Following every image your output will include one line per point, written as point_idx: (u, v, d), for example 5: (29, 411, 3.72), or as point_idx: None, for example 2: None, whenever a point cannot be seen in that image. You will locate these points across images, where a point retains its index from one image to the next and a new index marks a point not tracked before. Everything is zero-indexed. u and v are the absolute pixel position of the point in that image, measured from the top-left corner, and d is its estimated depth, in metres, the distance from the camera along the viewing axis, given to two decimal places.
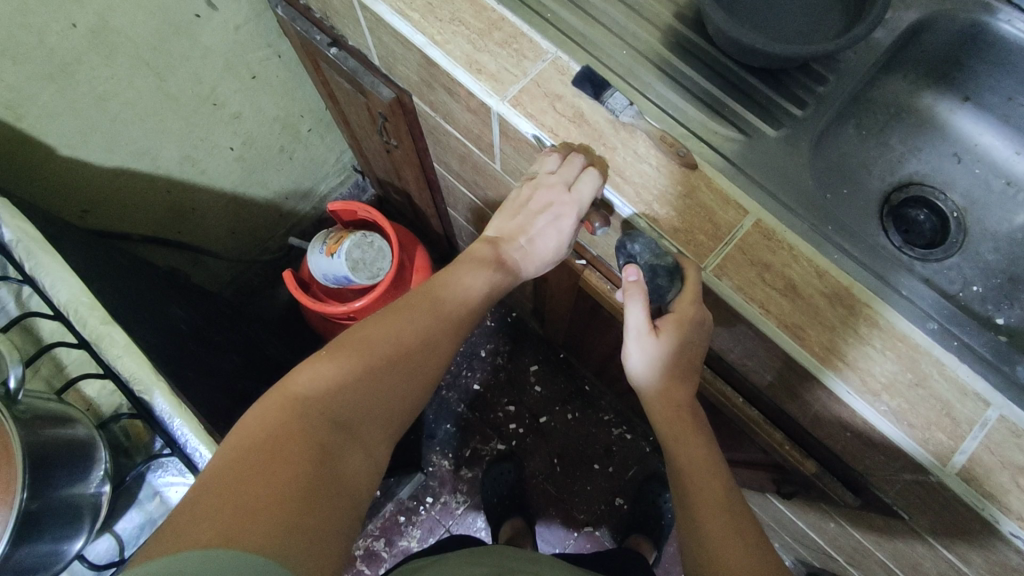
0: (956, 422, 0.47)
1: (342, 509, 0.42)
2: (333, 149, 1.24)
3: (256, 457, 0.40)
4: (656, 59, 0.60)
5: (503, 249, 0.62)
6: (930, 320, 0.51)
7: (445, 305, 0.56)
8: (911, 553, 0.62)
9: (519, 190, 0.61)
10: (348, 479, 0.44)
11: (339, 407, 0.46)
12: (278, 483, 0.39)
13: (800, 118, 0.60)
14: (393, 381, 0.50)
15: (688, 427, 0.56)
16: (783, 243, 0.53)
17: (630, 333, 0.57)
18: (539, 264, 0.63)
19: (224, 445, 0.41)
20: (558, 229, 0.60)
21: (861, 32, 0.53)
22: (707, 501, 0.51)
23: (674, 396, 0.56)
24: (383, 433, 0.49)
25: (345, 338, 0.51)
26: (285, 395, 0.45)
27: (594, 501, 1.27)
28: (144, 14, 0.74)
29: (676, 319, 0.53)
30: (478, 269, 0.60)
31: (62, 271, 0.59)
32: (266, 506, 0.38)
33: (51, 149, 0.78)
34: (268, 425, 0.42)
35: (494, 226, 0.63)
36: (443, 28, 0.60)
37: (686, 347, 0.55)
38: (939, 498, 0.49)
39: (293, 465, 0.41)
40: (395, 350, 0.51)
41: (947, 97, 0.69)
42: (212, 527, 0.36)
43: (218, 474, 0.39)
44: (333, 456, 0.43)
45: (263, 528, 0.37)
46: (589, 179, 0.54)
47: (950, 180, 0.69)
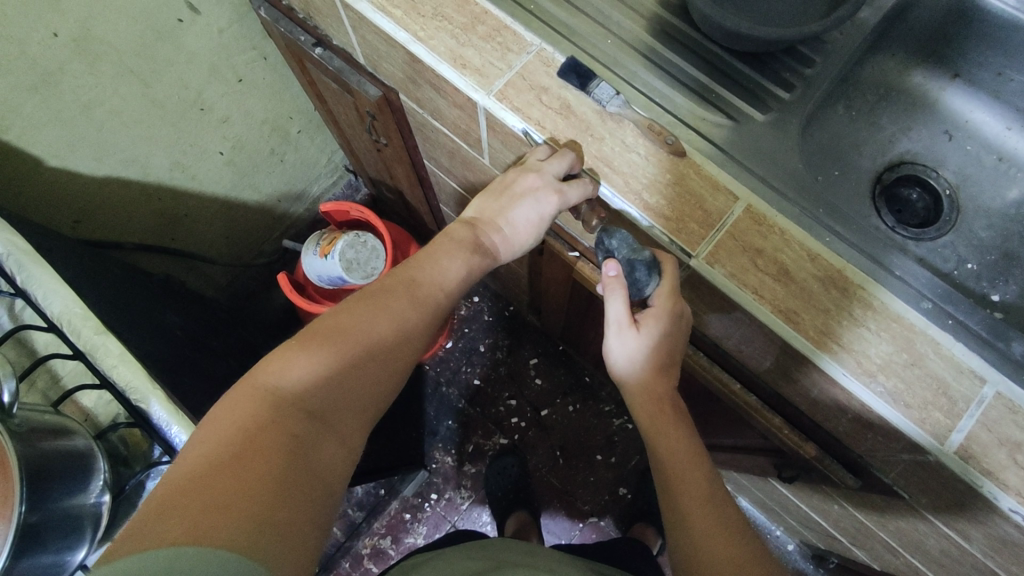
0: (953, 401, 0.47)
1: (315, 500, 0.43)
2: (324, 150, 1.24)
3: (226, 451, 0.40)
4: (641, 47, 0.60)
5: (481, 232, 0.62)
6: (925, 299, 0.51)
7: (422, 289, 0.57)
8: (914, 532, 0.63)
9: (507, 174, 0.60)
10: (323, 469, 0.45)
11: (312, 397, 0.46)
12: (249, 476, 0.39)
13: (788, 101, 0.60)
14: (368, 369, 0.50)
15: (670, 420, 0.56)
16: (774, 228, 0.53)
17: (612, 329, 0.58)
18: (514, 249, 0.64)
19: (193, 438, 0.41)
20: (539, 218, 0.60)
21: (847, 12, 0.53)
22: (691, 494, 0.52)
23: (656, 390, 0.57)
24: (359, 420, 0.49)
25: (316, 326, 0.50)
26: (256, 386, 0.45)
27: (598, 492, 1.28)
28: (126, 20, 0.74)
29: (654, 313, 0.55)
30: (456, 252, 0.60)
31: (53, 283, 0.58)
32: (238, 500, 0.38)
33: (38, 161, 0.77)
34: (238, 418, 0.43)
35: (475, 207, 0.63)
36: (426, 23, 0.60)
37: (671, 343, 0.56)
38: (938, 477, 0.49)
39: (264, 459, 0.41)
40: (370, 338, 0.51)
41: (937, 75, 0.69)
42: (181, 523, 0.36)
43: (187, 469, 0.39)
44: (306, 447, 0.44)
45: (232, 523, 0.37)
46: (581, 182, 0.55)
47: (942, 157, 0.69)
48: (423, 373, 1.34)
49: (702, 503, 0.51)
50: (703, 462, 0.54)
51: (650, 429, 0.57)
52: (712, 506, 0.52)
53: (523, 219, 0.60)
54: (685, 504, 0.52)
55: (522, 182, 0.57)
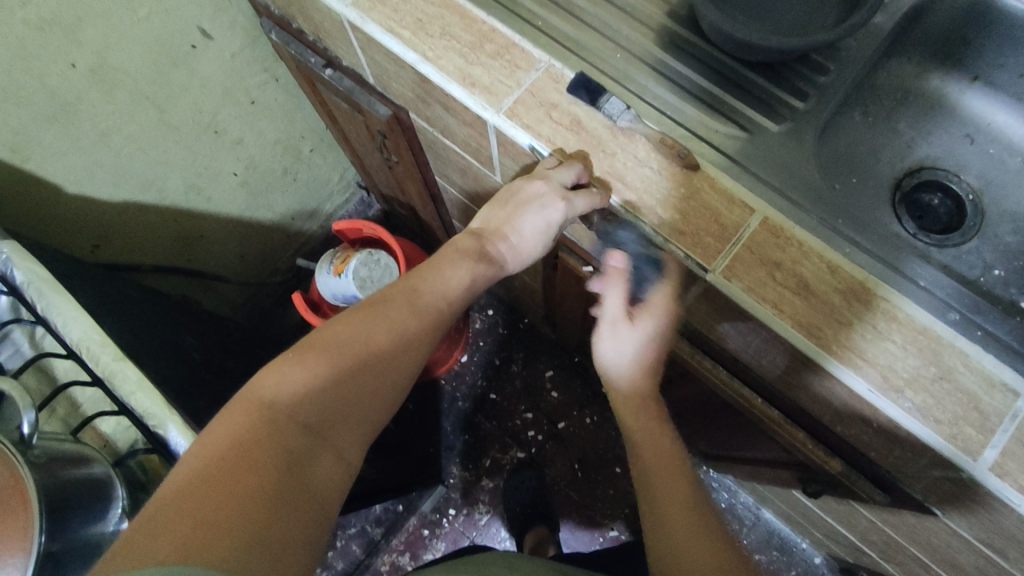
0: (985, 415, 0.46)
1: (307, 516, 0.42)
2: (336, 168, 1.25)
3: (218, 467, 0.40)
4: (650, 60, 0.59)
5: (487, 241, 0.60)
6: (951, 310, 0.50)
7: (424, 297, 0.56)
8: (947, 548, 0.60)
9: (513, 183, 0.60)
10: (317, 485, 0.44)
11: (307, 411, 0.46)
12: (241, 494, 0.39)
13: (802, 111, 0.59)
14: (364, 382, 0.49)
15: (654, 423, 0.57)
16: (792, 240, 0.52)
17: (604, 321, 0.59)
18: (521, 260, 0.62)
19: (187, 454, 0.41)
20: (547, 227, 0.58)
21: (861, 19, 0.52)
22: (672, 495, 0.52)
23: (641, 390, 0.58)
24: (356, 433, 0.49)
25: (312, 337, 0.50)
26: (250, 400, 0.44)
27: (618, 505, 1.26)
28: (142, 49, 0.75)
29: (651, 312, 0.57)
30: (460, 261, 0.59)
31: (73, 310, 0.59)
32: (229, 518, 0.38)
33: (59, 188, 0.79)
34: (232, 433, 0.42)
35: (481, 217, 0.62)
36: (434, 43, 0.60)
37: (658, 348, 0.58)
38: (972, 494, 0.47)
39: (256, 476, 0.40)
40: (367, 349, 0.50)
41: (955, 77, 0.67)
42: (171, 542, 0.36)
43: (180, 486, 0.39)
44: (300, 463, 0.43)
45: (223, 541, 0.37)
46: (588, 192, 0.54)
47: (963, 162, 0.67)
48: (438, 388, 1.33)
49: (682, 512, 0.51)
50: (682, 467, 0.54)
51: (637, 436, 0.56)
52: (694, 508, 0.51)
53: (530, 227, 0.59)
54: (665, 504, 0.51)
55: (529, 189, 0.57)
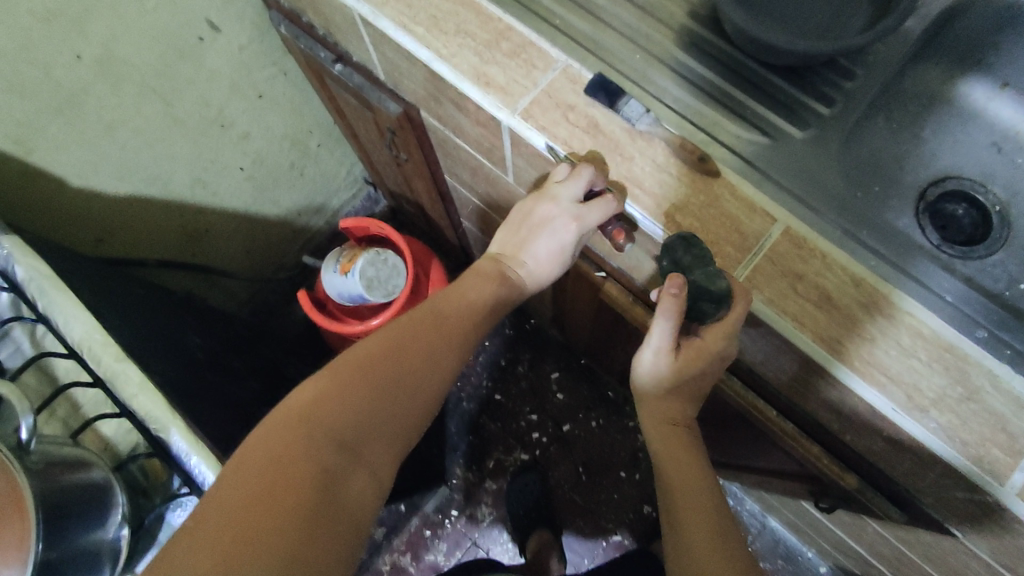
0: (1014, 438, 0.44)
1: (345, 535, 0.42)
2: (344, 163, 1.23)
3: (258, 485, 0.40)
4: (671, 62, 0.58)
5: (504, 266, 0.61)
6: (978, 327, 0.48)
7: (450, 318, 0.55)
8: (963, 567, 0.59)
9: (522, 203, 0.59)
10: (354, 503, 0.43)
11: (343, 427, 0.45)
12: (278, 512, 0.39)
13: (826, 117, 0.57)
14: (398, 399, 0.49)
15: (681, 444, 0.57)
16: (814, 251, 0.50)
17: (648, 345, 0.54)
18: (541, 283, 0.62)
19: (227, 469, 0.41)
20: (561, 249, 0.59)
21: (892, 24, 0.50)
22: (696, 514, 0.53)
23: (670, 413, 0.58)
24: (389, 451, 0.48)
25: (346, 354, 0.49)
26: (289, 415, 0.44)
27: (623, 510, 1.25)
28: (148, 40, 0.73)
29: (701, 348, 0.52)
30: (481, 284, 0.59)
31: (75, 308, 0.58)
32: (267, 534, 0.38)
33: (63, 181, 0.77)
34: (271, 449, 0.42)
35: (498, 241, 0.62)
36: (448, 41, 0.58)
37: (701, 375, 0.54)
38: (997, 517, 0.45)
39: (294, 492, 0.40)
40: (399, 366, 0.50)
41: (985, 83, 0.65)
42: (211, 558, 0.36)
43: (219, 501, 0.39)
44: (336, 478, 0.43)
45: (261, 559, 0.37)
46: (603, 200, 0.53)
47: (990, 172, 0.65)
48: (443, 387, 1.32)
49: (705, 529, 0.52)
50: (706, 486, 0.55)
51: (661, 453, 0.58)
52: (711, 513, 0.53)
53: (543, 251, 0.59)
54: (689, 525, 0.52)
55: (542, 208, 0.57)
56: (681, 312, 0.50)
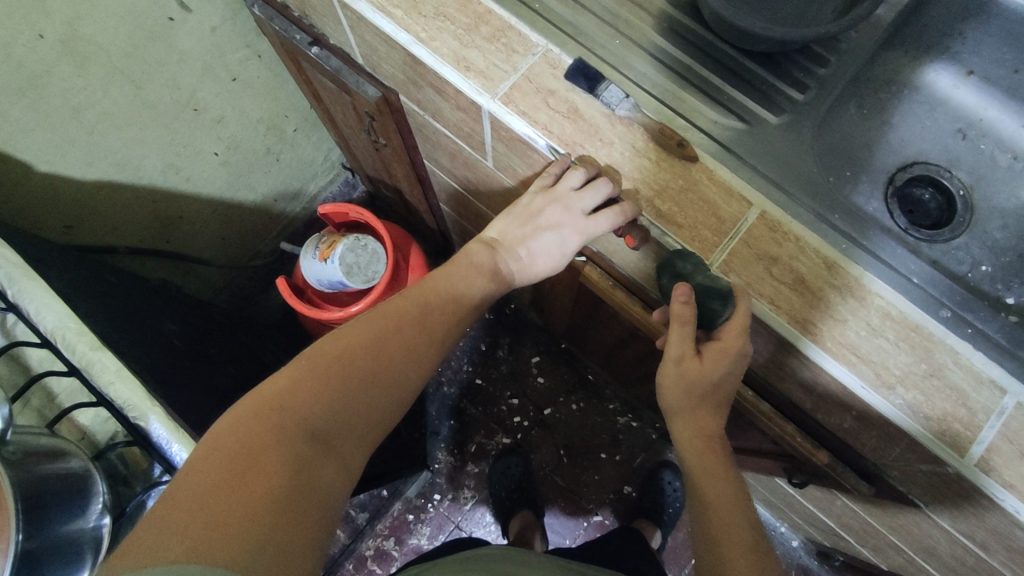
0: (973, 412, 0.46)
1: (314, 522, 0.42)
2: (320, 148, 1.22)
3: (228, 470, 0.39)
4: (650, 47, 0.58)
5: (500, 258, 0.60)
6: (943, 307, 0.50)
7: (433, 310, 0.55)
8: (926, 536, 0.62)
9: (532, 197, 0.58)
10: (324, 492, 0.43)
11: (315, 417, 0.45)
12: (249, 497, 0.38)
13: (800, 103, 0.58)
14: (373, 391, 0.49)
15: (718, 463, 0.52)
16: (789, 234, 0.51)
17: (671, 359, 0.53)
18: (531, 276, 0.62)
19: (194, 456, 0.40)
20: (562, 251, 0.59)
21: (864, 11, 0.51)
22: (733, 541, 0.48)
23: (707, 427, 0.53)
24: (360, 442, 0.48)
25: (322, 345, 0.49)
26: (261, 404, 0.44)
27: (603, 490, 1.27)
28: (115, 20, 0.71)
29: (722, 349, 0.50)
30: (473, 279, 0.59)
31: (47, 297, 0.57)
32: (239, 519, 0.37)
33: (28, 166, 0.75)
34: (243, 435, 0.41)
35: (497, 228, 0.61)
36: (427, 24, 0.58)
37: (726, 380, 0.51)
38: (957, 488, 0.48)
39: (267, 478, 0.40)
40: (375, 356, 0.50)
41: (951, 71, 0.67)
42: (181, 540, 0.35)
43: (189, 484, 0.38)
44: (309, 466, 0.43)
45: (232, 543, 0.36)
46: (615, 214, 0.53)
47: (956, 157, 0.67)
48: None
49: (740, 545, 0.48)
50: (742, 506, 0.50)
51: (696, 469, 0.52)
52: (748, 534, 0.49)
53: (544, 249, 0.59)
54: (726, 553, 0.48)
55: (551, 210, 0.56)
56: (693, 317, 0.51)
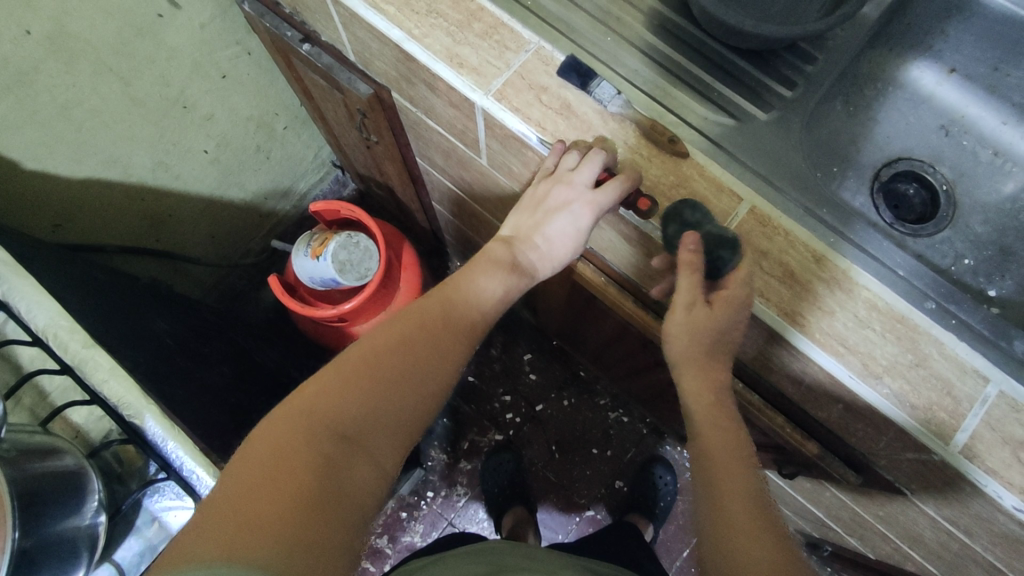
0: (957, 401, 0.47)
1: (346, 522, 0.42)
2: (311, 146, 1.21)
3: (263, 474, 0.40)
4: (641, 45, 0.59)
5: (518, 250, 0.59)
6: (928, 299, 0.51)
7: (457, 306, 0.55)
8: (912, 524, 0.63)
9: (535, 186, 0.57)
10: (355, 493, 0.44)
11: (347, 419, 0.45)
12: (282, 499, 0.39)
13: (789, 99, 0.59)
14: (404, 391, 0.49)
15: (720, 409, 0.52)
16: (778, 228, 0.52)
17: (678, 306, 0.51)
18: (553, 267, 0.60)
19: (234, 460, 0.42)
20: (577, 233, 0.56)
21: (850, 10, 0.52)
22: (735, 496, 0.48)
23: (714, 379, 0.53)
24: (394, 443, 0.48)
25: (355, 347, 0.49)
26: (294, 407, 0.44)
27: (594, 485, 1.28)
28: (103, 16, 0.71)
29: (729, 298, 0.49)
30: (492, 272, 0.58)
31: (38, 295, 0.56)
32: (274, 521, 0.38)
33: (15, 164, 0.74)
34: (277, 440, 0.42)
35: (510, 224, 0.60)
36: (420, 21, 0.58)
37: (730, 330, 0.50)
38: (942, 475, 0.49)
39: (300, 480, 0.41)
40: (405, 356, 0.50)
41: (934, 69, 0.68)
42: (217, 542, 0.37)
43: (227, 489, 0.40)
44: (341, 468, 0.44)
45: (264, 542, 0.37)
46: (617, 178, 0.51)
47: (939, 153, 0.69)
48: None
49: (746, 505, 0.47)
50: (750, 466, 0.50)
51: (703, 423, 0.52)
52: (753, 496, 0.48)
53: (559, 233, 0.57)
54: (727, 503, 0.47)
55: (555, 192, 0.54)
56: (698, 267, 0.49)
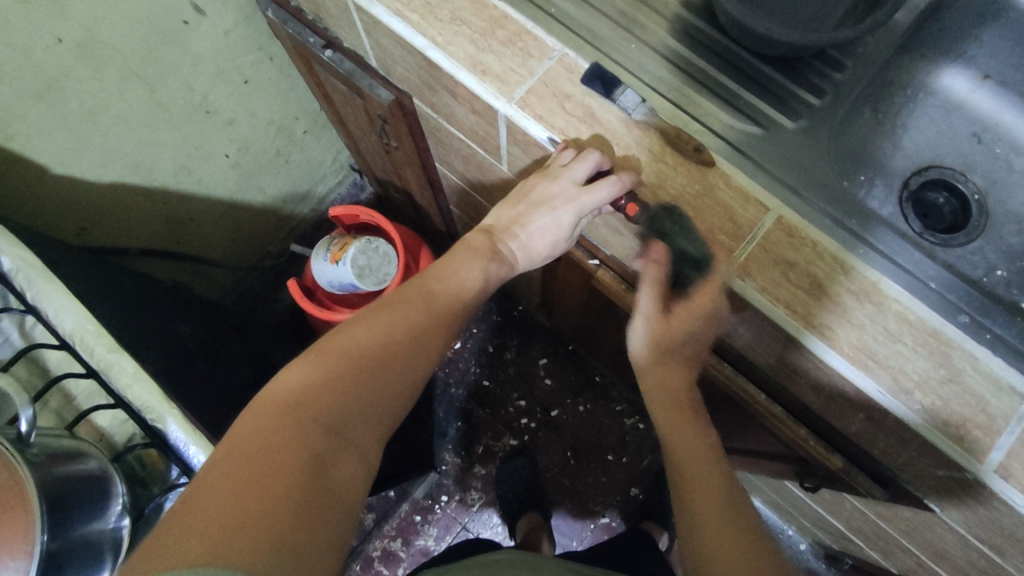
0: (992, 418, 0.46)
1: (334, 518, 0.41)
2: (329, 150, 1.22)
3: (246, 469, 0.39)
4: (666, 52, 0.58)
5: (497, 240, 0.61)
6: (961, 313, 0.50)
7: (439, 298, 0.56)
8: (939, 541, 0.62)
9: (525, 181, 0.59)
10: (344, 486, 0.43)
11: (331, 411, 0.44)
12: (268, 495, 0.38)
13: (817, 107, 0.58)
14: (386, 381, 0.49)
15: (688, 419, 0.54)
16: (806, 239, 0.51)
17: (637, 315, 0.57)
18: (532, 259, 0.62)
19: (214, 457, 0.40)
20: (558, 229, 0.59)
21: (883, 17, 0.51)
22: (700, 484, 0.50)
23: (670, 383, 0.56)
24: (376, 434, 0.47)
25: (332, 340, 0.49)
26: (276, 403, 0.43)
27: (610, 492, 1.27)
28: (132, 24, 0.71)
29: (688, 309, 0.54)
30: (472, 261, 0.59)
31: (66, 300, 0.57)
32: (259, 519, 0.37)
33: (44, 168, 0.75)
34: (258, 435, 0.41)
35: (492, 214, 0.62)
36: (443, 28, 0.58)
37: (693, 339, 0.55)
38: (975, 494, 0.48)
39: (284, 477, 0.39)
40: (384, 347, 0.50)
41: (967, 75, 0.67)
42: (201, 542, 0.35)
43: (206, 486, 0.38)
44: (326, 462, 0.42)
45: (251, 540, 0.36)
46: (607, 181, 0.53)
47: (970, 161, 0.67)
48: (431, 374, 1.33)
49: (712, 494, 0.49)
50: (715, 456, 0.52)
51: (662, 420, 0.55)
52: (719, 479, 0.50)
53: (540, 227, 0.59)
54: (694, 494, 0.50)
55: (542, 187, 0.57)
56: (662, 279, 0.56)
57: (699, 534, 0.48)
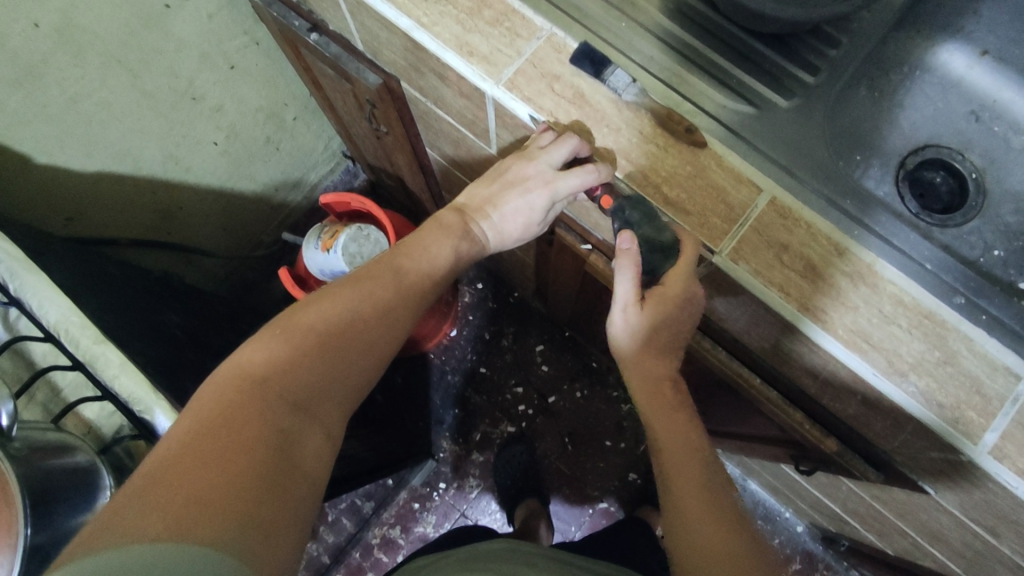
0: (987, 399, 0.46)
1: (299, 494, 0.41)
2: (320, 137, 1.20)
3: (210, 443, 0.38)
4: (657, 30, 0.57)
5: (470, 219, 0.59)
6: (957, 294, 0.49)
7: (409, 277, 0.55)
8: (934, 523, 0.62)
9: (502, 160, 0.58)
10: (308, 462, 0.43)
11: (296, 387, 0.44)
12: (233, 470, 0.37)
13: (812, 86, 0.57)
14: (352, 358, 0.48)
15: (671, 407, 0.53)
16: (799, 220, 0.50)
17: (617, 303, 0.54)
18: (502, 240, 0.61)
19: (176, 430, 0.39)
20: (530, 212, 0.58)
21: None
22: (683, 481, 0.50)
23: (652, 371, 0.54)
24: (340, 410, 0.47)
25: (298, 315, 0.47)
26: (240, 377, 0.42)
27: (607, 477, 1.28)
28: (111, 7, 0.70)
29: (662, 296, 0.51)
30: (444, 240, 0.58)
31: (49, 291, 0.56)
32: (225, 494, 0.36)
33: (27, 157, 0.74)
34: (221, 409, 0.40)
35: (466, 192, 0.61)
36: (429, 9, 0.57)
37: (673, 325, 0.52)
38: (969, 476, 0.47)
39: (250, 453, 0.39)
40: (351, 323, 0.49)
41: (966, 51, 0.66)
42: (165, 516, 0.34)
43: (170, 458, 0.37)
44: (291, 439, 0.42)
45: (217, 515, 0.35)
46: (584, 168, 0.52)
47: (968, 140, 0.66)
48: (427, 361, 1.32)
49: (696, 491, 0.49)
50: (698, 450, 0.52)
51: (647, 411, 0.54)
52: (704, 473, 0.50)
53: (512, 209, 0.58)
54: (677, 490, 0.50)
55: (519, 167, 0.55)
56: (637, 268, 0.52)
57: (686, 532, 0.48)
